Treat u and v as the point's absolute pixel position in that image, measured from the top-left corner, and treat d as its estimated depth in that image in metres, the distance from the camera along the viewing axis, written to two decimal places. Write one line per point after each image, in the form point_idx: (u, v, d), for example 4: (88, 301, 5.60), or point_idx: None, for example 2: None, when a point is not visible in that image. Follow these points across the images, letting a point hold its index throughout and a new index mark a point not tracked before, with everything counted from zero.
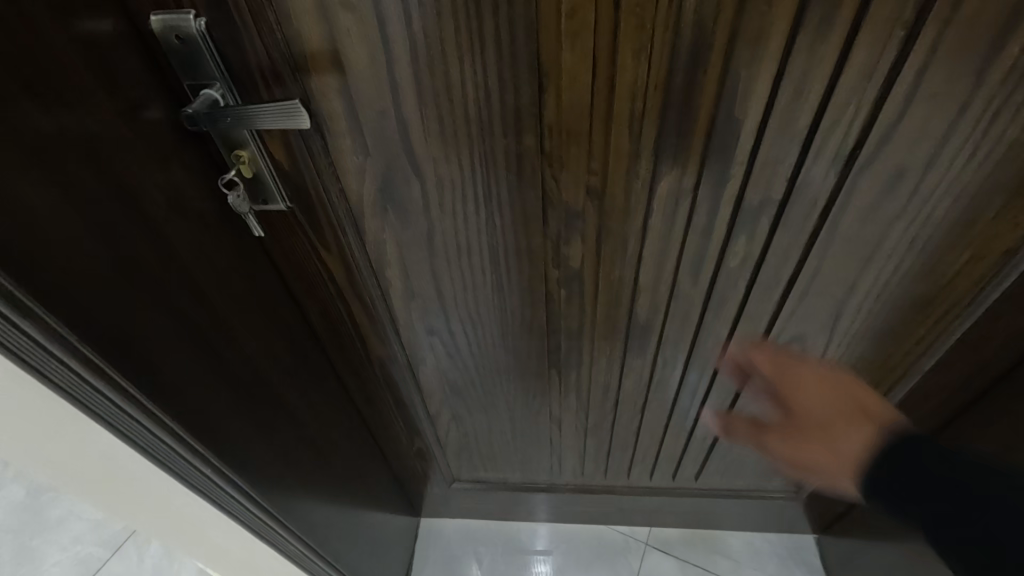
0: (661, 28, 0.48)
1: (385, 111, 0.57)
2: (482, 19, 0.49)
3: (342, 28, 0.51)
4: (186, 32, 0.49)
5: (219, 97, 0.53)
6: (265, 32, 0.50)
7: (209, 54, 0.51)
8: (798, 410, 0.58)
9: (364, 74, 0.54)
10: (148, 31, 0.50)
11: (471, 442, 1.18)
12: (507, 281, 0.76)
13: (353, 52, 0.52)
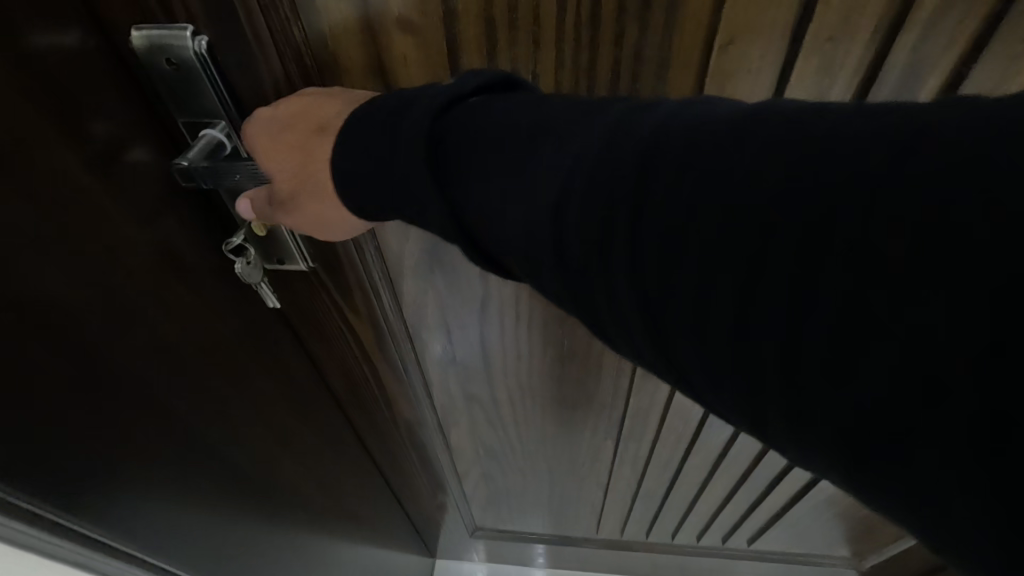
0: (856, 72, 0.34)
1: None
2: (598, 49, 0.35)
3: (398, 52, 0.37)
4: (179, 54, 0.34)
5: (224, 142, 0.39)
6: (294, 64, 0.37)
7: (210, 82, 0.36)
8: (288, 135, 0.37)
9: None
10: (128, 49, 0.34)
11: (502, 498, 1.06)
12: (571, 351, 0.62)
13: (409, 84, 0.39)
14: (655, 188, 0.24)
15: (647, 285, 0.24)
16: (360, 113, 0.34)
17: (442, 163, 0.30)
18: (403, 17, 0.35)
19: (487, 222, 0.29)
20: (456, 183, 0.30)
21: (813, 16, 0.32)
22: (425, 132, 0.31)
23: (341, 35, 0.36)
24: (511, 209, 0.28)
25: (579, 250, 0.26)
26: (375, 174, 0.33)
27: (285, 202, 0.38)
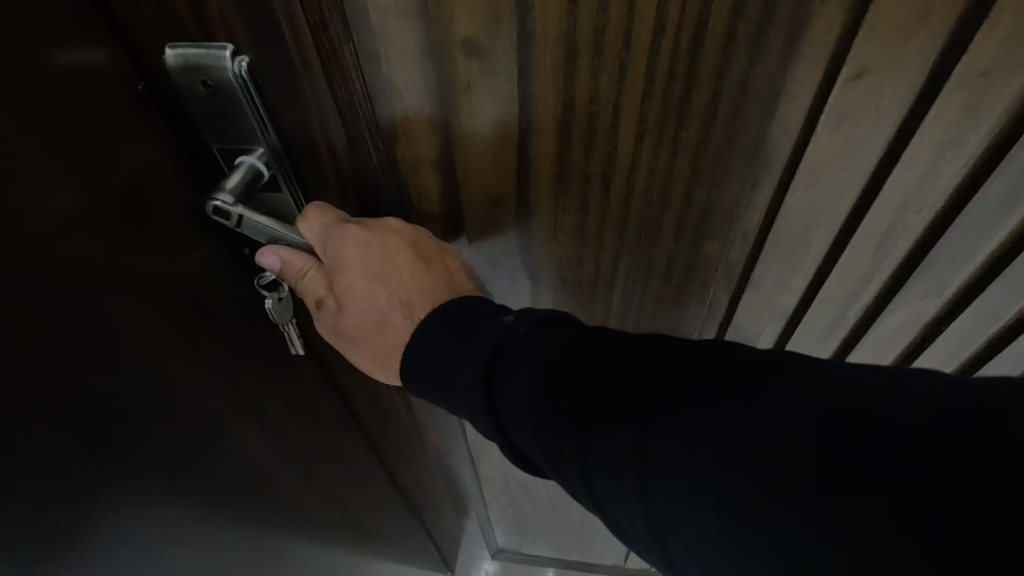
0: (1003, 109, 0.28)
1: (504, 196, 0.38)
2: (696, 80, 0.29)
3: (460, 77, 0.31)
4: (217, 77, 0.31)
5: (260, 172, 0.35)
6: (339, 95, 0.32)
7: (250, 106, 0.32)
8: (368, 283, 0.37)
9: (482, 147, 0.35)
10: (160, 70, 0.31)
11: (525, 522, 1.01)
12: None
13: (470, 112, 0.33)
14: (689, 447, 0.28)
15: (670, 533, 0.28)
16: (432, 310, 0.38)
17: (493, 382, 0.34)
18: (471, 41, 0.29)
19: (521, 428, 0.33)
20: (502, 404, 0.34)
21: (967, 46, 0.26)
22: (483, 349, 0.35)
23: (395, 55, 0.31)
24: (552, 440, 0.32)
25: (607, 494, 0.30)
26: (435, 366, 0.36)
27: (345, 334, 0.39)
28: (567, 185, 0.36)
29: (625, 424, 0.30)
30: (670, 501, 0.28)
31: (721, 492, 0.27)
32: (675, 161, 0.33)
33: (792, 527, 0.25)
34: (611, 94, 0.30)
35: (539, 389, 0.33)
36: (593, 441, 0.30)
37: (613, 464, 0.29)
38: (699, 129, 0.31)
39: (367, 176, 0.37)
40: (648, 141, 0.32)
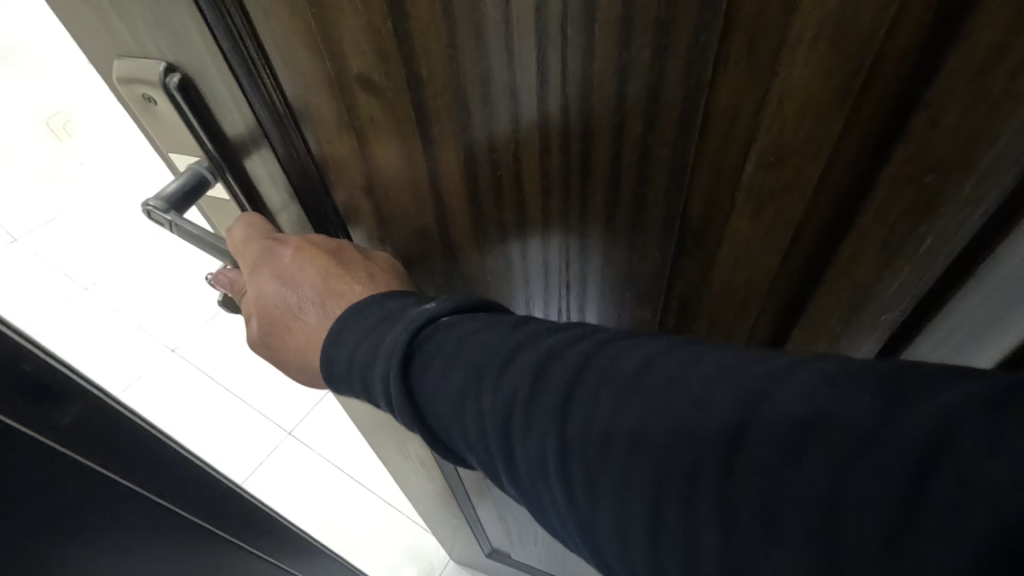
0: (961, 148, 0.24)
1: (428, 232, 0.36)
2: (595, 118, 0.28)
3: (363, 115, 0.30)
4: (152, 87, 0.29)
5: (207, 180, 0.33)
6: (275, 134, 0.31)
7: (186, 122, 0.30)
8: (286, 280, 0.34)
9: (397, 184, 0.33)
10: (110, 75, 0.30)
11: (529, 554, 0.91)
12: None
13: (380, 145, 0.31)
14: (605, 468, 0.25)
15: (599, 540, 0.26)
16: (368, 297, 0.33)
17: (415, 371, 0.30)
18: (366, 77, 0.28)
19: (442, 416, 0.30)
20: (423, 394, 0.30)
21: None
22: (407, 335, 0.31)
23: (304, 86, 0.29)
24: (477, 433, 0.29)
25: (535, 482, 0.27)
26: (357, 355, 0.32)
27: (268, 338, 0.37)
28: (488, 225, 0.35)
29: (543, 419, 0.27)
30: (594, 498, 0.25)
31: (638, 489, 0.24)
32: (589, 196, 0.32)
33: (703, 526, 0.22)
34: (509, 121, 0.29)
35: (463, 379, 0.29)
36: (518, 450, 0.28)
37: (535, 455, 0.27)
38: (609, 162, 0.30)
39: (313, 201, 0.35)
40: (562, 176, 0.31)
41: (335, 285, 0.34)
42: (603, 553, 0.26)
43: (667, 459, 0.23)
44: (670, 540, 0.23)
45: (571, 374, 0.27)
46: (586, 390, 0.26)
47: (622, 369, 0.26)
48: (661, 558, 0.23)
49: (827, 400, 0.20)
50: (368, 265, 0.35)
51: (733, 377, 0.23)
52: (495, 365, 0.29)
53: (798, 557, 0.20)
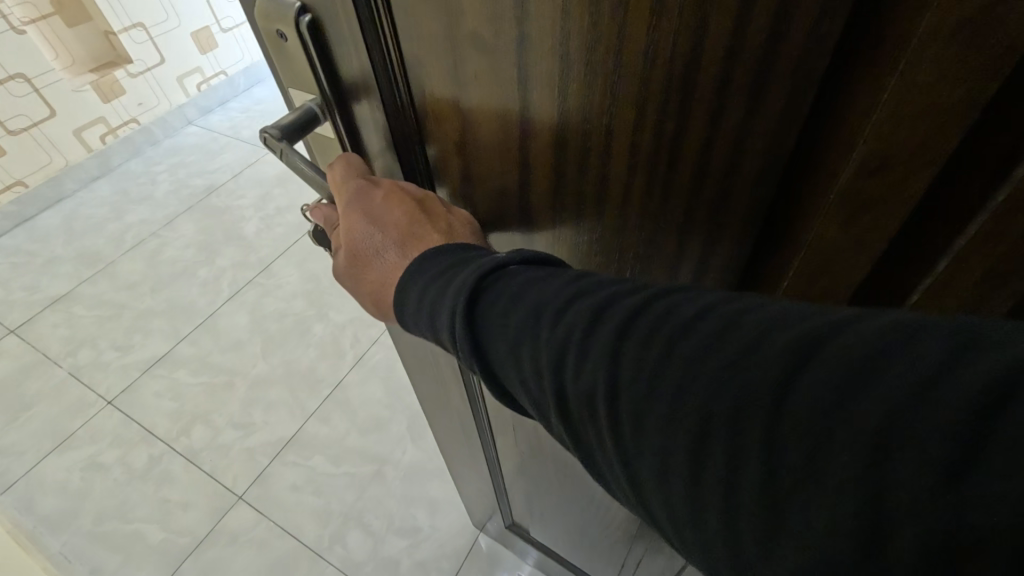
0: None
1: (509, 195, 0.37)
2: (691, 98, 0.29)
3: (469, 69, 0.31)
4: (285, 24, 0.31)
5: (318, 116, 0.36)
6: (383, 84, 0.33)
7: (311, 60, 0.33)
8: (374, 216, 0.36)
9: (488, 140, 0.34)
10: (251, 9, 0.33)
11: (556, 534, 0.90)
12: None
13: (478, 100, 0.32)
14: (658, 410, 0.25)
15: (646, 484, 0.26)
16: (444, 242, 0.35)
17: (477, 310, 0.31)
18: (477, 33, 0.29)
19: (501, 353, 0.31)
20: (484, 330, 0.31)
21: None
22: (473, 278, 0.32)
23: (418, 36, 0.30)
24: (531, 370, 0.30)
25: (581, 415, 0.28)
26: (426, 294, 0.34)
27: (351, 275, 0.39)
28: (565, 198, 0.36)
29: (596, 359, 0.27)
30: (642, 436, 0.25)
31: (680, 436, 0.24)
32: (671, 190, 0.34)
33: (745, 462, 0.22)
34: (603, 87, 0.29)
35: (525, 316, 0.30)
36: (571, 392, 0.28)
37: (585, 390, 0.27)
38: (701, 146, 0.31)
39: (407, 150, 0.38)
40: (662, 153, 0.32)
41: (419, 231, 0.36)
42: (643, 493, 0.26)
43: (720, 395, 0.23)
44: (711, 477, 0.23)
45: (629, 310, 0.27)
46: (655, 326, 0.26)
47: (680, 312, 0.26)
48: (702, 496, 0.23)
49: (891, 340, 0.21)
50: (449, 215, 0.37)
51: (781, 331, 0.23)
52: (551, 309, 0.30)
53: (841, 500, 0.20)
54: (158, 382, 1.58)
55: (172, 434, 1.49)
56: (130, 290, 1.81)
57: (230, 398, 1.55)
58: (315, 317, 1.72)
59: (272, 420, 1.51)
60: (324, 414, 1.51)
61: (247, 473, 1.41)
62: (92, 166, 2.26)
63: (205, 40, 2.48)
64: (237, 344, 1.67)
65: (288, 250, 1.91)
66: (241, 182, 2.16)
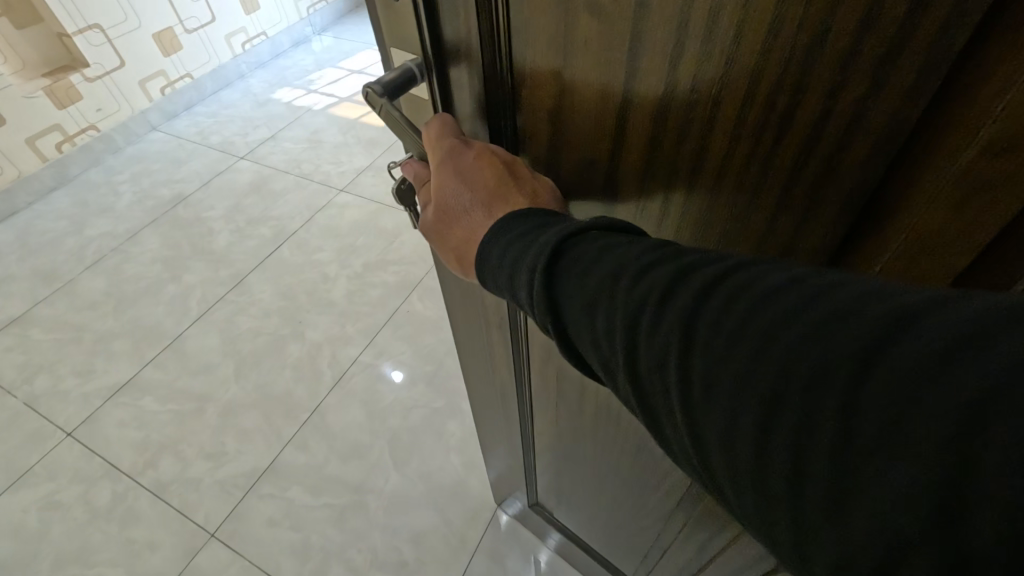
0: None
1: (596, 160, 0.40)
2: (820, 57, 0.27)
3: (579, 38, 0.33)
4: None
5: (416, 76, 0.41)
6: (486, 49, 0.37)
7: (416, 24, 0.38)
8: (467, 175, 0.39)
9: (584, 105, 0.37)
10: None
11: (582, 514, 0.94)
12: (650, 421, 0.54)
13: (582, 69, 0.35)
14: (731, 371, 0.24)
15: (712, 450, 0.24)
16: (522, 210, 0.36)
17: (559, 269, 0.31)
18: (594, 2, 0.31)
19: (576, 310, 0.30)
20: (564, 289, 0.31)
21: None
22: (558, 237, 0.32)
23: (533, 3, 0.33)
24: (605, 329, 0.29)
25: (650, 375, 0.26)
26: (510, 250, 0.35)
27: (439, 229, 0.42)
28: (659, 162, 0.37)
29: (671, 322, 0.26)
30: (710, 397, 0.24)
31: (751, 393, 0.23)
32: (772, 171, 0.34)
33: (819, 427, 0.21)
34: (723, 58, 0.30)
35: (601, 279, 0.29)
36: (642, 353, 0.27)
37: (658, 349, 0.26)
38: (813, 123, 0.30)
39: (497, 115, 0.42)
40: (773, 123, 0.31)
41: (504, 192, 0.38)
42: (707, 461, 0.25)
43: (801, 359, 0.22)
44: (780, 439, 0.22)
45: (718, 274, 0.26)
46: (741, 290, 0.25)
47: (768, 280, 0.25)
48: (770, 458, 0.22)
49: (1001, 320, 0.18)
50: (531, 185, 0.39)
51: (883, 299, 0.22)
52: (627, 276, 0.28)
53: (922, 470, 0.18)
54: (123, 411, 1.41)
55: (138, 468, 1.29)
56: (90, 311, 1.68)
57: (201, 426, 1.36)
58: (291, 335, 1.54)
59: (245, 450, 1.30)
60: (302, 441, 1.31)
61: (221, 509, 1.21)
62: (49, 176, 2.15)
63: (168, 40, 2.41)
64: (209, 366, 1.49)
65: (262, 263, 1.77)
66: (206, 194, 2.09)
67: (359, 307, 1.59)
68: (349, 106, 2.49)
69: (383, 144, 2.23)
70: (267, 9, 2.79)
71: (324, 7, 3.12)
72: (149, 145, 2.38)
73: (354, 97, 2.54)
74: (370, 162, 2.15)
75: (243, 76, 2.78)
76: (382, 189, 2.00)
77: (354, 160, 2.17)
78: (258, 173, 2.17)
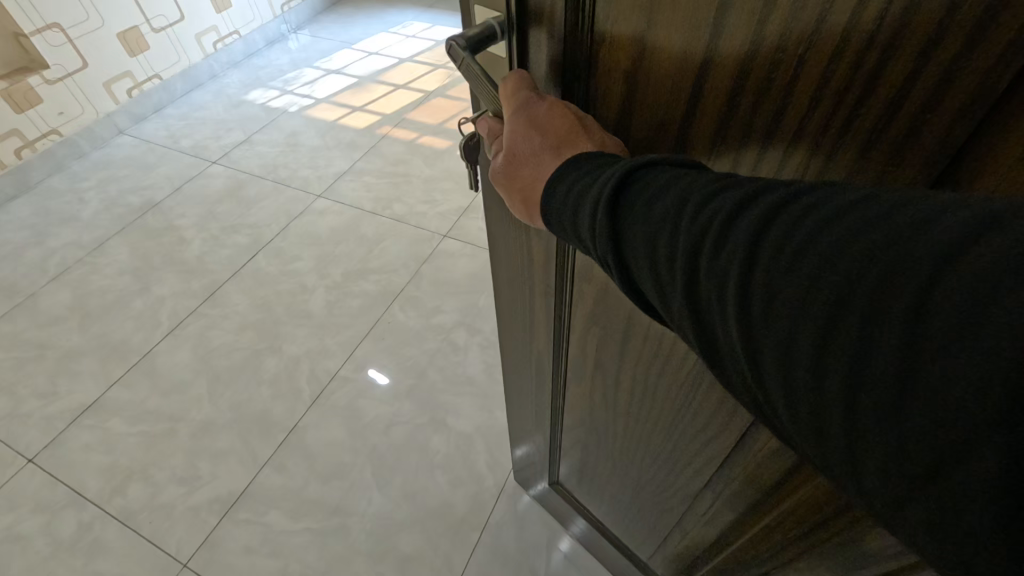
0: None
1: (668, 124, 0.39)
2: (919, 9, 0.24)
3: None
4: None
5: (496, 34, 0.44)
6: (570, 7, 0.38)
7: None
8: (538, 120, 0.41)
9: (663, 68, 0.36)
10: None
11: (603, 498, 0.93)
12: (706, 396, 0.53)
13: (664, 31, 0.34)
14: (795, 277, 0.23)
15: (769, 355, 0.25)
16: (588, 152, 0.38)
17: (619, 201, 0.32)
18: None
19: (638, 240, 0.31)
20: (627, 220, 0.31)
21: None
22: (615, 178, 0.32)
23: None
24: (665, 258, 0.29)
25: (711, 297, 0.27)
26: (575, 188, 0.36)
27: (506, 175, 0.44)
28: (731, 129, 0.35)
29: (736, 245, 0.26)
30: (770, 304, 0.24)
31: (815, 295, 0.23)
32: (843, 145, 0.30)
33: (876, 331, 0.21)
34: (815, 13, 0.27)
35: (666, 207, 0.29)
36: (703, 269, 0.27)
37: (720, 270, 0.26)
38: (896, 90, 0.26)
39: (571, 77, 0.43)
40: (856, 91, 0.28)
41: (575, 138, 0.40)
42: (763, 368, 0.25)
43: (870, 263, 0.22)
44: (840, 341, 0.22)
45: (789, 193, 0.26)
46: (810, 205, 0.24)
47: (838, 198, 0.24)
48: (829, 355, 0.22)
49: None
50: (598, 134, 0.41)
51: (960, 208, 0.21)
52: (693, 204, 0.28)
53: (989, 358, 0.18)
54: (88, 434, 1.32)
55: (105, 494, 1.21)
56: (52, 328, 1.58)
57: (173, 448, 1.28)
58: (268, 350, 1.47)
59: (220, 472, 1.23)
60: (280, 462, 1.24)
61: (194, 538, 1.14)
62: (7, 184, 2.03)
63: (134, 40, 2.31)
64: (182, 384, 1.41)
65: (236, 273, 1.70)
66: (177, 201, 2.00)
67: (338, 317, 1.54)
68: (326, 108, 2.42)
69: (363, 147, 2.18)
70: (239, 8, 2.71)
71: (299, 6, 3.05)
72: (115, 149, 2.27)
73: (331, 98, 2.48)
74: (350, 166, 2.09)
75: (215, 76, 2.69)
76: (363, 193, 1.95)
77: (332, 164, 2.10)
78: (231, 178, 2.09)
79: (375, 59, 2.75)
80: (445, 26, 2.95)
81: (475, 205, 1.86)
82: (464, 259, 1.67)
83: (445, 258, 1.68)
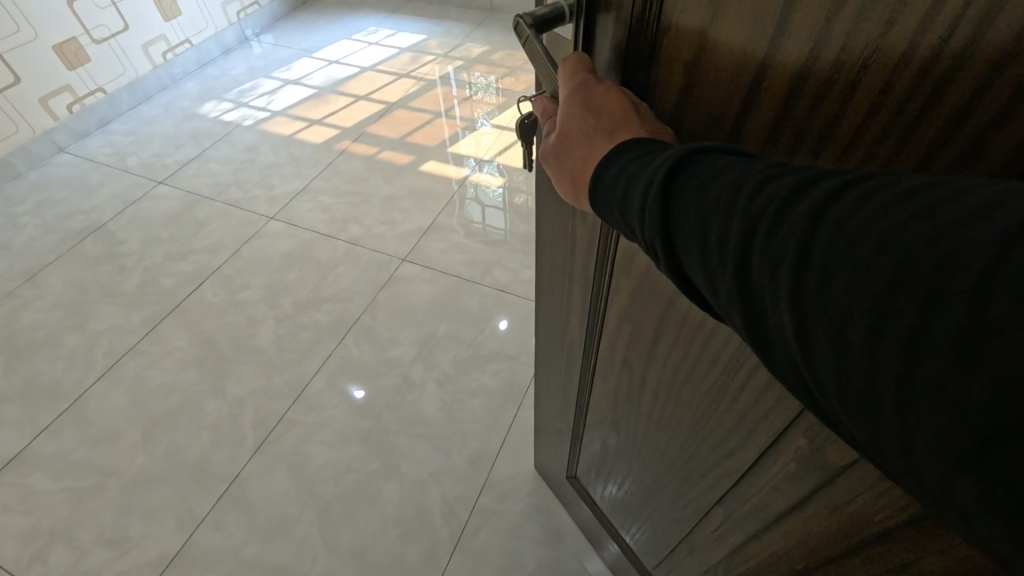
0: None
1: (724, 119, 0.35)
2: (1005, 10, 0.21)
3: None
4: None
5: (565, 16, 0.41)
6: None
7: None
8: (593, 104, 0.37)
9: (727, 60, 0.33)
10: None
11: (618, 508, 0.88)
12: (727, 414, 0.47)
13: (732, 20, 0.31)
14: (859, 258, 0.21)
15: (825, 346, 0.21)
16: (638, 139, 0.33)
17: (660, 180, 0.29)
18: None
19: (678, 222, 0.28)
20: (666, 198, 0.28)
21: None
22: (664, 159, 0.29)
23: None
24: (709, 240, 0.26)
25: (759, 277, 0.24)
26: (616, 174, 0.32)
27: (553, 161, 0.40)
28: (785, 129, 0.32)
29: (795, 219, 0.23)
30: (827, 287, 0.21)
31: (878, 278, 0.20)
32: (906, 150, 0.27)
33: (945, 316, 0.18)
34: (888, 12, 0.24)
35: (715, 188, 0.26)
36: (753, 252, 0.24)
37: (774, 249, 0.23)
38: (976, 90, 0.23)
39: (630, 64, 0.39)
40: (924, 92, 0.25)
41: (628, 125, 0.36)
42: (816, 361, 0.22)
43: (941, 244, 0.19)
44: (906, 325, 0.19)
45: (846, 179, 0.23)
46: (874, 190, 0.22)
47: (904, 183, 0.22)
48: (891, 338, 0.19)
49: None
50: (654, 125, 0.36)
51: None
52: (744, 186, 0.26)
53: None
54: (8, 492, 1.21)
55: (22, 563, 1.11)
56: None
57: (102, 506, 1.18)
58: (209, 392, 1.37)
59: (153, 533, 1.14)
60: (218, 520, 1.15)
61: None
62: None
63: (71, 52, 2.17)
64: (111, 434, 1.30)
65: (179, 306, 1.59)
66: (120, 224, 1.88)
67: (288, 353, 1.45)
68: (283, 121, 2.31)
69: (320, 164, 2.08)
70: (190, 16, 2.57)
71: (256, 11, 2.92)
72: (54, 169, 2.14)
73: (288, 111, 2.37)
74: (305, 186, 1.99)
75: (166, 88, 2.57)
76: (317, 215, 1.85)
77: (287, 184, 2.00)
78: (179, 199, 1.97)
79: (337, 67, 2.65)
80: (409, 32, 2.86)
81: (436, 225, 1.78)
82: (424, 284, 1.59)
83: (404, 284, 1.60)
